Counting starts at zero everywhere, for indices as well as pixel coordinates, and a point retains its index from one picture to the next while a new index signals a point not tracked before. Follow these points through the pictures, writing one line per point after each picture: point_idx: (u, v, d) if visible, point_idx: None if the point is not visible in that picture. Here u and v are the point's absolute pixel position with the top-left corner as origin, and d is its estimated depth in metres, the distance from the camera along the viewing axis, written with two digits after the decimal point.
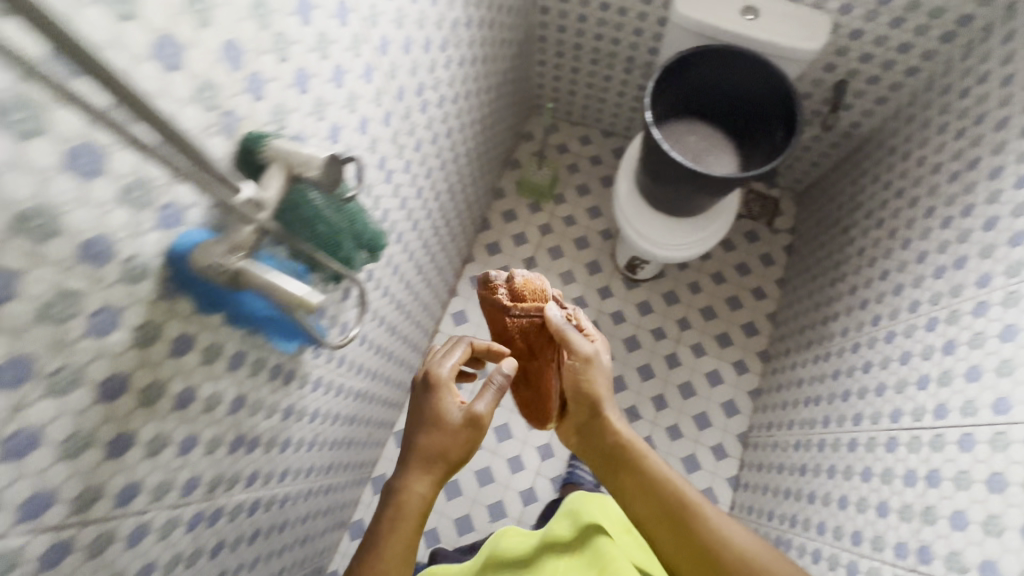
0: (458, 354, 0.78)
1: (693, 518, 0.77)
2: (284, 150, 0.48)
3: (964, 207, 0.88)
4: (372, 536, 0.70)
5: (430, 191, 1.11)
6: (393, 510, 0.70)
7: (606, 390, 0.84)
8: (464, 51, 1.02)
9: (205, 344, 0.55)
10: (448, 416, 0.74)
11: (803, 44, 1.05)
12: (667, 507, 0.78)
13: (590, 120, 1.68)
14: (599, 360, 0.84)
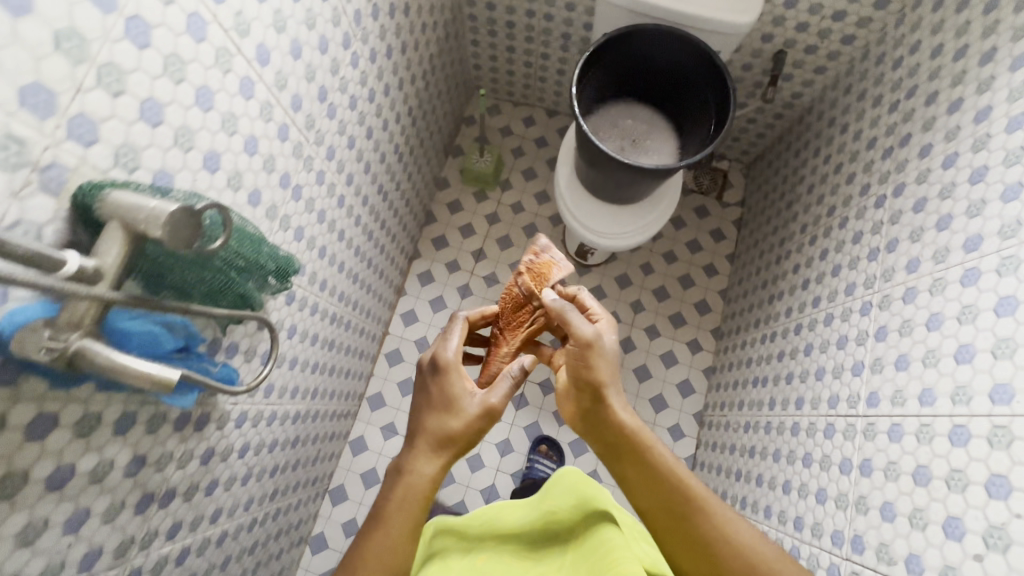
0: (460, 336, 0.77)
1: (702, 516, 0.69)
2: (118, 198, 0.42)
3: (895, 186, 0.87)
4: (368, 528, 0.65)
5: (358, 196, 1.04)
6: (395, 501, 0.66)
7: (611, 375, 0.75)
8: (377, 44, 0.94)
9: (77, 415, 0.50)
10: (458, 398, 0.71)
11: (736, 17, 1.00)
12: (677, 502, 0.70)
13: (533, 100, 1.61)
14: (601, 343, 0.75)
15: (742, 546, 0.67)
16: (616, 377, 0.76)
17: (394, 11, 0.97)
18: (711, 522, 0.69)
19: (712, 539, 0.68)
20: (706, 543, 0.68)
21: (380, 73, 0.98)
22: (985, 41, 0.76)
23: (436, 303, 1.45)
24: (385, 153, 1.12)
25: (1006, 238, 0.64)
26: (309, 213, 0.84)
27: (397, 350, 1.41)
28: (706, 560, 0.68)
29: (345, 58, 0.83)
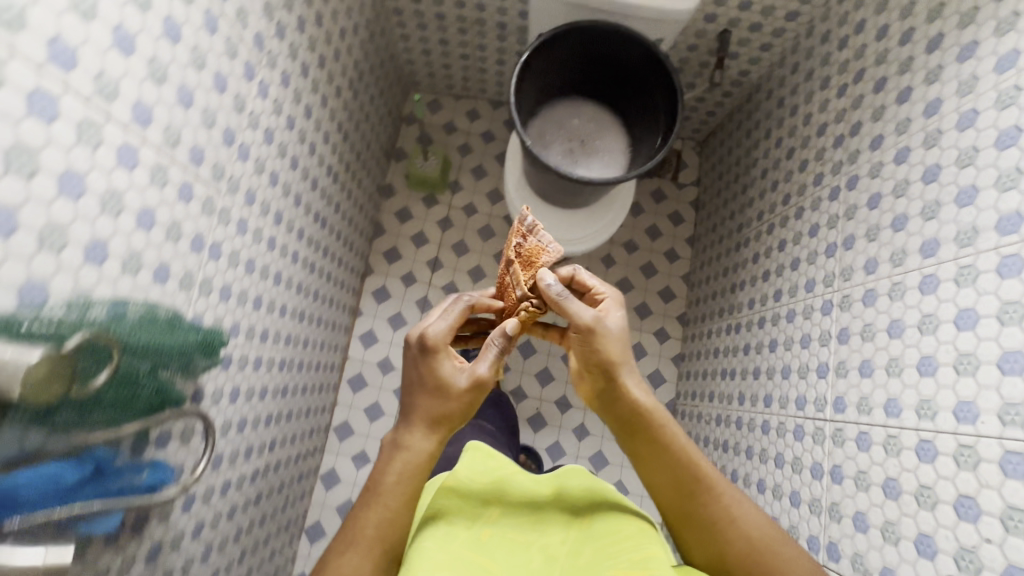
0: (454, 313, 0.70)
1: (713, 498, 0.66)
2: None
3: (848, 178, 0.85)
4: (358, 514, 0.61)
5: (293, 231, 0.95)
6: (387, 483, 0.62)
7: (621, 354, 0.71)
8: (292, 65, 0.84)
9: None
10: (449, 377, 0.65)
11: (677, 3, 0.93)
12: (687, 483, 0.67)
13: (475, 92, 1.52)
14: (604, 325, 0.71)
15: (751, 533, 0.64)
16: (628, 355, 0.72)
17: (307, 24, 0.87)
18: (721, 504, 0.66)
19: (721, 522, 0.65)
20: (716, 525, 0.65)
21: (300, 96, 0.89)
22: (930, 26, 0.73)
23: (396, 320, 1.39)
24: (318, 178, 1.03)
25: (963, 245, 0.60)
26: (234, 268, 0.76)
27: (359, 375, 1.35)
28: (711, 543, 0.65)
29: (253, 89, 0.74)
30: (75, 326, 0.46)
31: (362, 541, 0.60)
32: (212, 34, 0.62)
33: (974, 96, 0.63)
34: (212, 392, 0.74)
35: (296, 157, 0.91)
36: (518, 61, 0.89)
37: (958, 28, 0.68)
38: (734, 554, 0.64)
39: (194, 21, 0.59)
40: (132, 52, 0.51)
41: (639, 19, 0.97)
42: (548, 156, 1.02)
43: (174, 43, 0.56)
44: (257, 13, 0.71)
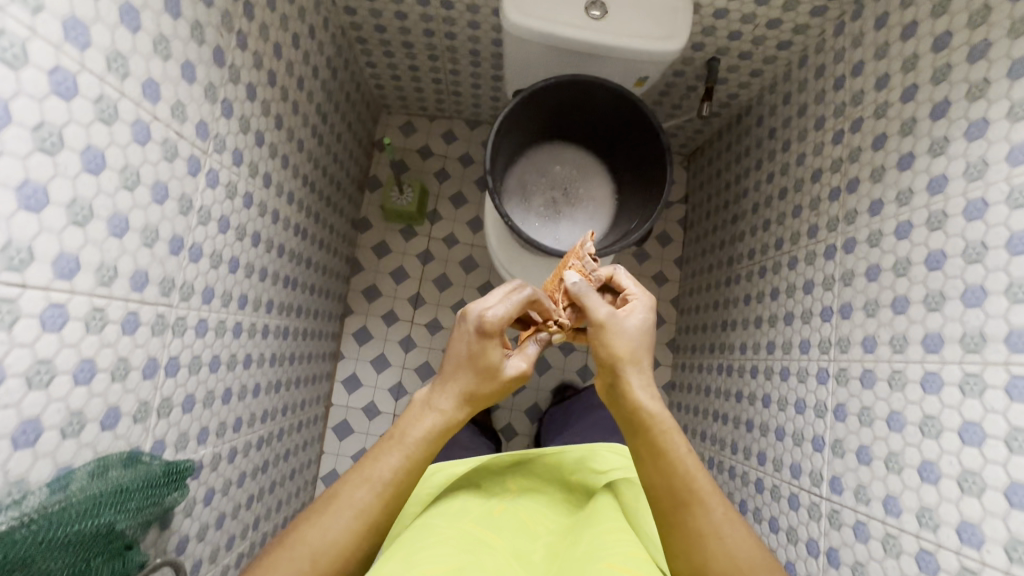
0: (517, 301, 0.60)
1: (701, 513, 0.55)
2: None
3: (844, 240, 0.80)
4: (376, 461, 0.54)
5: (260, 306, 0.89)
6: (415, 440, 0.56)
7: (630, 354, 0.60)
8: (245, 139, 0.76)
9: None
10: (499, 367, 0.58)
11: (664, 44, 0.87)
12: (674, 490, 0.56)
13: (450, 113, 1.43)
14: (618, 323, 0.62)
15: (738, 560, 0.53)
16: (641, 355, 0.61)
17: (259, 88, 0.78)
18: (710, 520, 0.55)
19: (704, 540, 0.54)
20: (698, 541, 0.54)
21: (256, 167, 0.81)
22: (935, 89, 0.67)
23: (379, 362, 1.34)
24: (283, 242, 0.95)
25: (969, 349, 0.58)
26: (195, 374, 0.71)
27: (345, 421, 1.31)
28: (686, 557, 0.55)
29: (201, 182, 0.67)
30: (33, 518, 0.45)
31: (374, 489, 0.54)
32: (144, 146, 0.55)
33: (984, 184, 0.59)
34: (181, 508, 0.70)
35: (256, 231, 0.84)
36: (492, 122, 0.82)
37: (967, 100, 0.63)
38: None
39: (119, 141, 0.52)
40: (48, 204, 0.45)
41: (619, 61, 0.90)
42: (530, 210, 0.96)
43: (96, 173, 0.50)
44: (198, 101, 0.64)
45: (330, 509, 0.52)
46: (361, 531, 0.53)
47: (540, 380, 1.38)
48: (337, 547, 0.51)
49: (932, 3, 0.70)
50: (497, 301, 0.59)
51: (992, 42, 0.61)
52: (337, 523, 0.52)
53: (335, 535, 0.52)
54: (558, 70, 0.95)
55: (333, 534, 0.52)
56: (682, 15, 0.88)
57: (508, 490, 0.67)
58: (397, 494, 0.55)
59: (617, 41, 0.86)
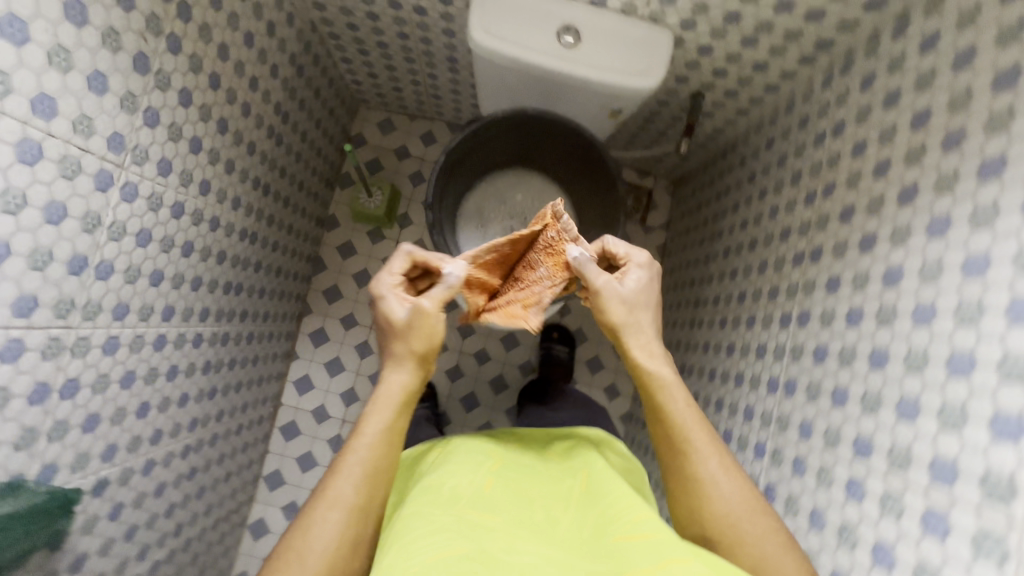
0: (396, 264, 0.68)
1: (695, 462, 0.60)
2: None
3: (799, 310, 0.76)
4: (348, 452, 0.59)
5: (193, 315, 0.86)
6: (373, 419, 0.61)
7: (626, 318, 0.64)
8: (177, 147, 0.72)
9: None
10: (393, 316, 0.64)
11: (637, 80, 0.82)
12: (672, 440, 0.61)
13: (431, 114, 1.37)
14: (615, 291, 0.64)
15: (730, 504, 0.57)
16: (641, 319, 0.65)
17: (198, 93, 0.74)
18: (703, 467, 0.59)
19: (701, 485, 0.59)
20: (695, 492, 0.59)
21: (191, 175, 0.77)
22: (906, 170, 0.63)
23: (333, 366, 1.32)
24: (226, 248, 0.92)
25: (894, 466, 0.54)
26: (100, 393, 0.68)
27: (293, 422, 1.30)
28: (684, 501, 0.59)
29: (113, 198, 0.63)
30: None
31: (353, 472, 0.58)
32: (32, 167, 0.52)
33: (935, 290, 0.54)
34: (77, 526, 0.69)
35: (190, 240, 0.81)
36: (438, 155, 0.79)
37: (933, 191, 0.58)
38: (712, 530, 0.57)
39: None
40: None
41: (591, 91, 0.85)
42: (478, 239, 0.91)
43: None
44: (110, 114, 0.59)
45: (316, 509, 0.56)
46: (356, 517, 0.57)
47: (496, 398, 1.35)
48: (336, 539, 0.55)
49: (917, 74, 0.64)
50: (388, 275, 0.68)
51: (966, 132, 0.55)
52: (330, 515, 0.56)
53: (330, 531, 0.55)
54: (529, 92, 0.90)
55: (328, 531, 0.55)
56: (660, 50, 0.82)
57: (491, 462, 0.64)
58: (376, 469, 0.59)
59: (589, 73, 0.81)
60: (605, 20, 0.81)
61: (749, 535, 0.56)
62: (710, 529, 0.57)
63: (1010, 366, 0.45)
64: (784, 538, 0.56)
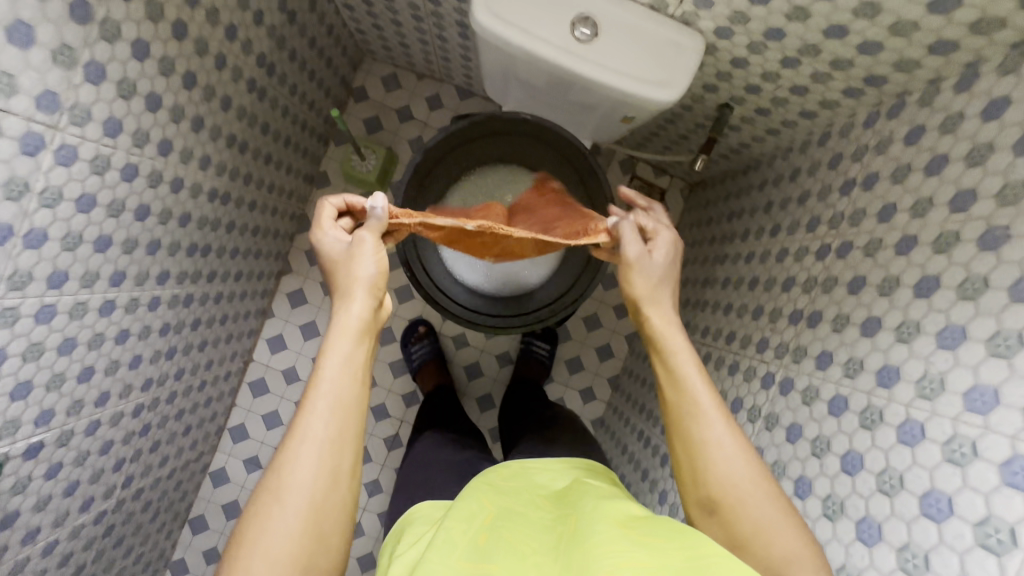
0: (329, 211, 0.61)
1: (699, 424, 0.59)
2: None
3: (783, 376, 0.75)
4: (311, 389, 0.51)
5: (150, 277, 0.82)
6: (334, 348, 0.54)
7: (648, 293, 0.66)
8: (129, 104, 0.65)
9: None
10: (330, 249, 0.60)
11: (655, 90, 0.72)
12: (680, 404, 0.61)
13: (439, 76, 1.27)
14: (643, 265, 0.66)
15: (734, 471, 0.57)
16: (662, 298, 0.67)
17: (157, 45, 0.66)
18: (709, 430, 0.58)
19: (706, 451, 0.58)
20: (720, 482, 0.56)
21: (147, 135, 0.70)
22: (933, 256, 0.58)
23: (308, 330, 1.28)
24: (193, 210, 0.86)
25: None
26: (33, 360, 0.65)
27: (262, 380, 1.28)
28: (689, 464, 0.59)
29: (45, 163, 0.57)
30: None
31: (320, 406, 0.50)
32: None
33: (930, 409, 0.55)
34: (5, 488, 0.68)
35: (148, 203, 0.75)
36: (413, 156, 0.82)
37: (956, 293, 0.55)
38: (737, 521, 0.55)
39: None
40: None
41: (602, 93, 0.76)
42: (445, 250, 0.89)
43: None
44: (37, 70, 0.53)
45: (285, 449, 0.49)
46: (333, 452, 0.50)
47: (469, 384, 1.32)
48: (316, 473, 0.49)
49: (973, 143, 0.57)
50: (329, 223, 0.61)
51: (1010, 235, 0.51)
52: (303, 449, 0.49)
53: (308, 466, 0.49)
54: (539, 79, 0.81)
55: (306, 466, 0.49)
56: (685, 59, 0.72)
57: (484, 509, 0.58)
58: (347, 401, 0.52)
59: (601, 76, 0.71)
60: (630, 14, 0.70)
61: (752, 502, 0.55)
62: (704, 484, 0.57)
63: (990, 532, 0.48)
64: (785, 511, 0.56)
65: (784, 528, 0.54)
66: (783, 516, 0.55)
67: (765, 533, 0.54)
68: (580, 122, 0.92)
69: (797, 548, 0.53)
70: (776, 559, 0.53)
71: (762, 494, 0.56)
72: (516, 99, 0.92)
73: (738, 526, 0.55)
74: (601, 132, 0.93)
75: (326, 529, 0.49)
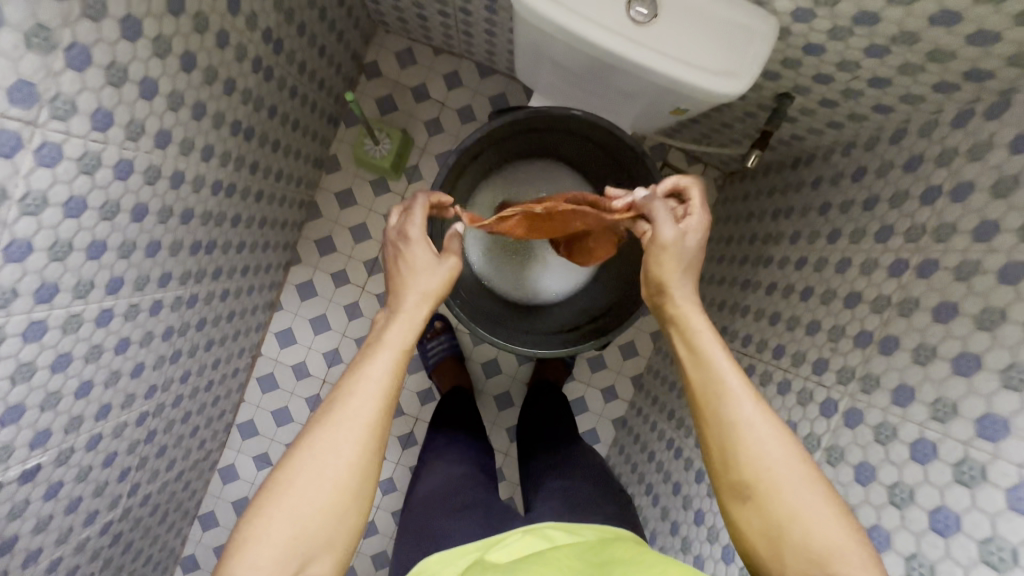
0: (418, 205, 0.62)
1: (730, 401, 0.52)
2: None
3: (848, 406, 0.66)
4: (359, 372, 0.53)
5: (151, 280, 0.74)
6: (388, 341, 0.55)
7: (674, 267, 0.58)
8: (121, 91, 0.56)
9: None
10: (406, 237, 0.60)
11: (720, 80, 0.62)
12: (705, 381, 0.53)
13: (459, 51, 1.16)
14: (675, 243, 0.57)
15: (768, 450, 0.50)
16: (689, 272, 0.59)
17: (152, 22, 0.57)
18: (739, 409, 0.51)
19: (735, 429, 0.51)
20: (756, 462, 0.50)
21: (143, 126, 0.62)
22: None
23: (318, 324, 1.21)
24: (195, 205, 0.78)
25: None
26: (24, 382, 0.59)
27: (271, 375, 1.22)
28: (720, 445, 0.52)
29: (24, 165, 0.49)
30: None
31: (377, 375, 0.53)
32: None
33: None
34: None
35: (145, 202, 0.67)
36: (447, 153, 0.76)
37: None
38: (776, 507, 0.48)
39: None
40: None
41: (656, 82, 0.66)
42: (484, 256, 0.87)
43: None
44: (9, 57, 0.44)
45: (327, 422, 0.51)
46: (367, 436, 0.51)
47: (487, 382, 1.25)
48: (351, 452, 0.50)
49: None
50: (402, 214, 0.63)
51: None
52: (348, 429, 0.51)
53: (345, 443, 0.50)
54: (579, 63, 0.71)
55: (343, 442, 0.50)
56: (755, 46, 0.62)
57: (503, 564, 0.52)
58: (387, 393, 0.53)
59: (657, 63, 0.62)
60: None
61: (790, 484, 0.48)
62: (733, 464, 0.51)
63: None
64: (831, 498, 0.48)
65: (828, 515, 0.47)
66: (826, 502, 0.48)
67: (805, 522, 0.47)
68: (619, 112, 0.83)
69: (841, 539, 0.46)
70: (819, 553, 0.46)
71: (801, 477, 0.49)
72: (548, 83, 0.82)
73: (776, 511, 0.48)
74: (643, 123, 0.84)
75: (355, 496, 0.50)
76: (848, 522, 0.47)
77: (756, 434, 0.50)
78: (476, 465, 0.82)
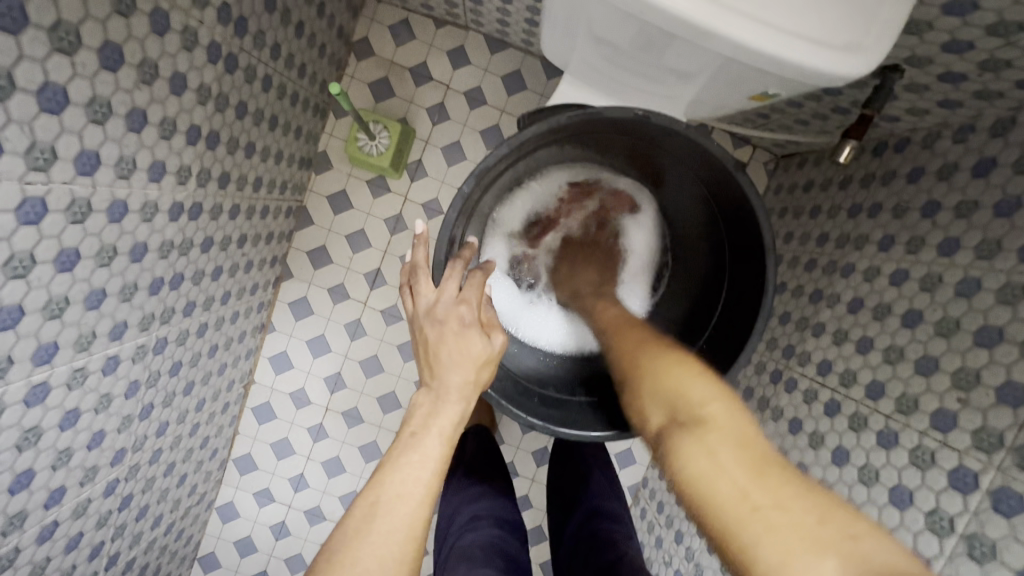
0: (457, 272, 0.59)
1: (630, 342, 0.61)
2: None
3: (942, 458, 0.57)
4: (394, 449, 0.47)
5: (131, 327, 0.64)
6: (429, 429, 0.49)
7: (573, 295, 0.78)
8: (63, 119, 0.45)
9: None
10: (428, 299, 0.57)
11: (841, 55, 0.48)
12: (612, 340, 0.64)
13: (465, 21, 1.02)
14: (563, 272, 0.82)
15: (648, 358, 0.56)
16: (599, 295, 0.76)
17: (93, 26, 0.45)
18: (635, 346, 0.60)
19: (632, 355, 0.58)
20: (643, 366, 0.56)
21: (100, 156, 0.50)
22: None
23: (317, 346, 1.10)
24: (174, 235, 0.66)
25: None
26: None
27: (268, 404, 1.11)
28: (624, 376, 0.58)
29: None
30: None
31: (419, 477, 0.45)
32: None
33: None
34: None
35: (110, 242, 0.56)
36: (465, 179, 0.65)
37: None
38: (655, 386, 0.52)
39: None
40: None
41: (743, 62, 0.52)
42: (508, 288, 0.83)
43: None
44: None
45: (358, 528, 0.42)
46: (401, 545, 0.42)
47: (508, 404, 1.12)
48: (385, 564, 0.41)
49: None
50: (431, 284, 0.58)
51: None
52: (379, 533, 0.42)
53: (378, 555, 0.41)
54: (632, 39, 0.58)
55: (375, 552, 0.41)
56: (884, 12, 0.48)
57: None
58: (429, 493, 0.45)
59: (754, 39, 0.47)
60: None
61: (661, 372, 0.53)
62: (623, 386, 0.57)
63: None
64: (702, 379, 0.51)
65: (696, 385, 0.50)
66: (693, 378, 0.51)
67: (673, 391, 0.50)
68: (673, 95, 0.70)
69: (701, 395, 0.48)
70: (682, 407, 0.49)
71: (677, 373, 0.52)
72: (587, 57, 0.68)
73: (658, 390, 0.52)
74: (700, 106, 0.71)
75: None
76: (719, 389, 0.49)
77: (636, 354, 0.58)
78: (500, 515, 0.75)
